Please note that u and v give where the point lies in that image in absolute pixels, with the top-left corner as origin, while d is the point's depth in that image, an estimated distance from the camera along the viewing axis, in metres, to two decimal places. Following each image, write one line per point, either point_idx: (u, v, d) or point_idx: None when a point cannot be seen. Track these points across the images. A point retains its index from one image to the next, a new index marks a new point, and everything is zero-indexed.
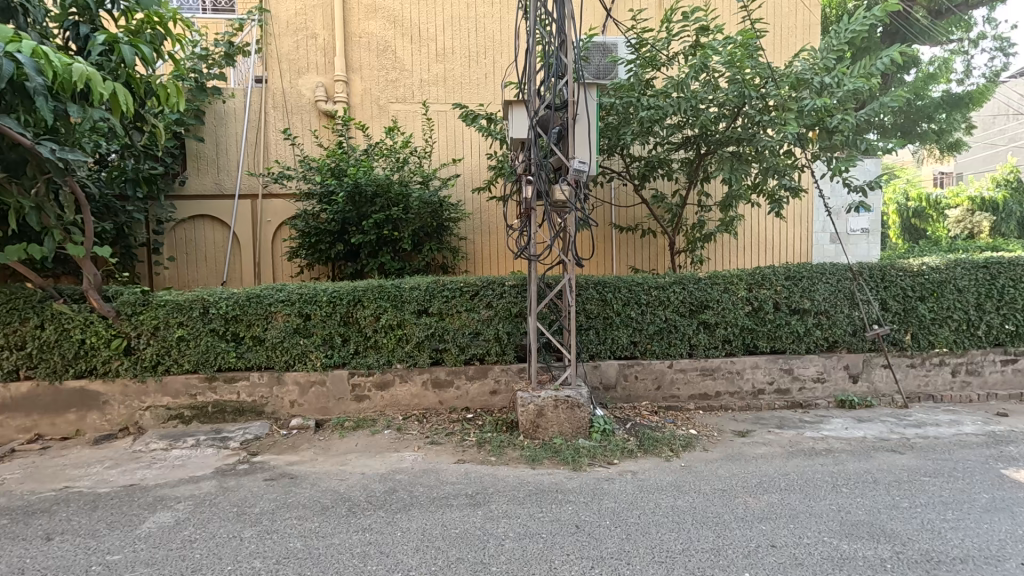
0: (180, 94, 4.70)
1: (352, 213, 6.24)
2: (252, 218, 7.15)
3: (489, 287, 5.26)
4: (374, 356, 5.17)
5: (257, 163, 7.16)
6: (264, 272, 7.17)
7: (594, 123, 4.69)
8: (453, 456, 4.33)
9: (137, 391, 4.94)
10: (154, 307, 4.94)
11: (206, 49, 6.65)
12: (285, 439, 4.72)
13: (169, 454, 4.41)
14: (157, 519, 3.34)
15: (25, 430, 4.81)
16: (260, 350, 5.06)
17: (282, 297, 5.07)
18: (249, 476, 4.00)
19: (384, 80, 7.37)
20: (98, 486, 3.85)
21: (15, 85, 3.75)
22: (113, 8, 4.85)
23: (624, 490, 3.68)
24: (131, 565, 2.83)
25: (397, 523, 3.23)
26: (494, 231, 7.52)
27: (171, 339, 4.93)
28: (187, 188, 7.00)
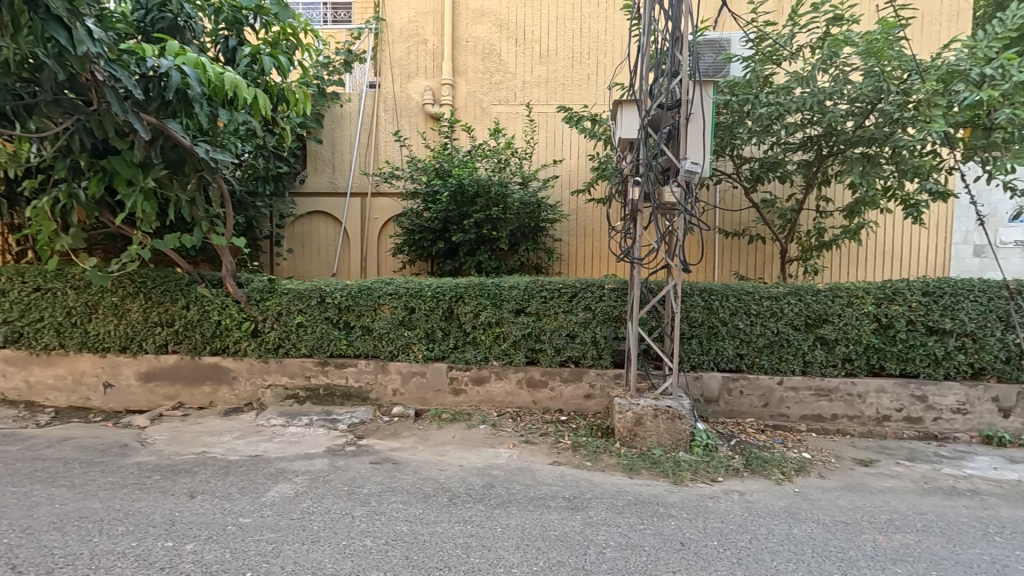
0: (308, 99, 5.08)
1: (454, 212, 6.41)
2: (361, 215, 7.60)
3: (588, 289, 5.17)
4: (471, 352, 5.29)
5: (368, 162, 7.59)
6: (370, 266, 7.61)
7: (709, 122, 4.45)
8: (549, 457, 4.32)
9: (261, 370, 5.42)
10: (279, 294, 5.39)
11: (328, 57, 7.08)
12: (388, 425, 4.97)
13: (286, 430, 4.80)
14: (280, 489, 3.64)
15: (170, 398, 5.45)
16: (368, 339, 5.36)
17: (390, 290, 5.31)
18: (357, 457, 4.24)
19: (488, 82, 7.54)
20: (229, 454, 4.27)
21: (179, 95, 4.24)
22: (256, 21, 5.33)
23: (731, 511, 3.47)
24: (260, 529, 3.09)
25: (496, 519, 3.26)
26: (590, 233, 7.42)
27: (292, 324, 5.35)
28: (306, 186, 7.58)
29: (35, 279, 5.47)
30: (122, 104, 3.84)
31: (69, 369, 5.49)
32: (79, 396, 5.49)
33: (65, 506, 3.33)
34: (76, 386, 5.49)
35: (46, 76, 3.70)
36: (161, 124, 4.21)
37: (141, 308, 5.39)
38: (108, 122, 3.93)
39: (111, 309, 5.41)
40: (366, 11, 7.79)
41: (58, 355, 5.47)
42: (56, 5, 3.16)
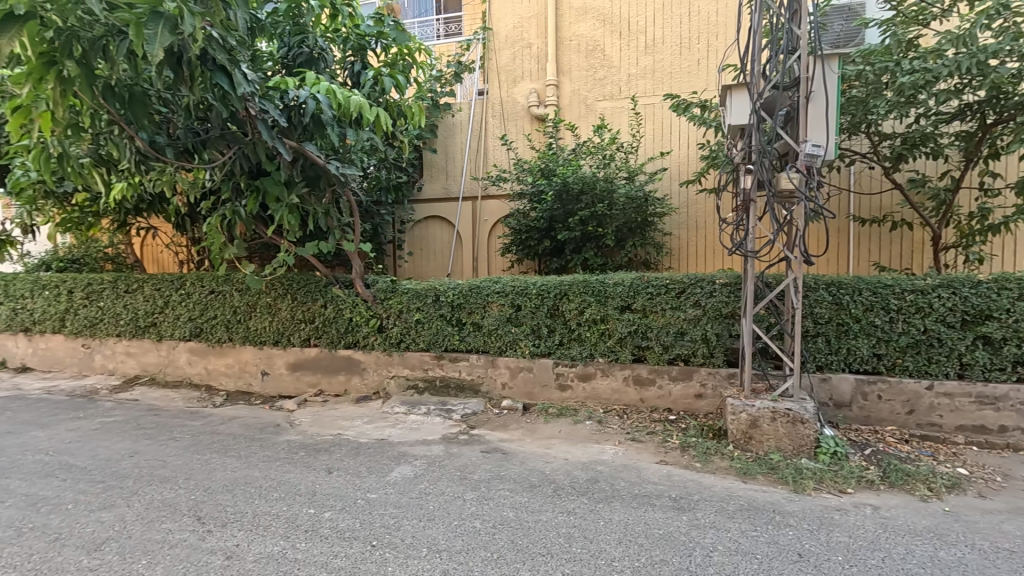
0: (422, 112, 5.52)
1: (559, 210, 6.50)
2: (472, 218, 7.97)
3: (697, 285, 4.97)
4: (577, 349, 5.35)
5: (477, 167, 7.95)
6: (481, 266, 7.97)
7: (835, 99, 4.05)
8: (655, 456, 4.24)
9: (386, 363, 5.96)
10: (400, 293, 5.89)
11: (441, 71, 7.62)
12: (497, 417, 5.21)
13: (408, 418, 5.26)
14: (402, 470, 4.01)
15: (313, 385, 6.22)
16: (479, 335, 5.66)
17: (498, 289, 5.55)
18: (469, 446, 4.52)
19: (593, 79, 7.52)
20: (359, 436, 4.79)
21: (315, 119, 4.85)
22: (377, 46, 5.89)
23: (861, 526, 3.16)
24: (384, 504, 3.46)
25: (599, 513, 3.30)
26: (703, 226, 7.08)
27: (411, 321, 5.82)
28: (423, 193, 8.15)
29: (211, 284, 6.57)
30: (271, 132, 4.46)
31: (236, 358, 6.51)
32: (243, 382, 6.48)
33: (234, 473, 4.00)
34: (241, 373, 6.49)
35: (215, 115, 4.41)
36: (301, 147, 4.84)
37: (289, 307, 6.22)
38: (260, 148, 4.59)
39: (266, 308, 6.31)
40: (474, 23, 8.18)
41: (228, 347, 6.52)
42: (221, 56, 3.77)
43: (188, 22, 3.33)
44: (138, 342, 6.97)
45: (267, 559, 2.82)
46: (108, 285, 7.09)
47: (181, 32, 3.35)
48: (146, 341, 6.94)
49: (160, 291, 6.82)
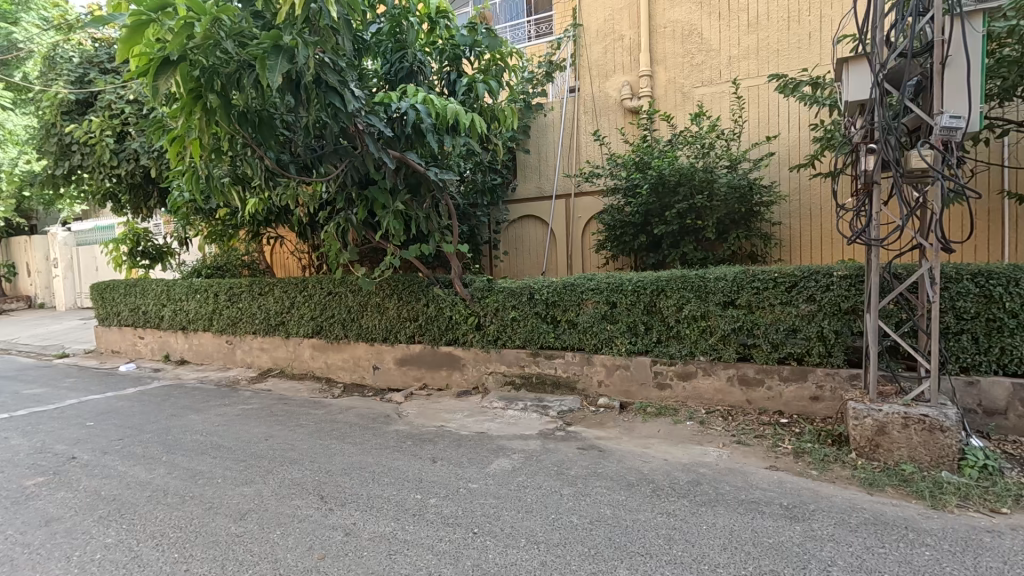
0: (515, 114, 5.67)
1: (655, 204, 6.30)
2: (565, 215, 7.96)
3: (811, 278, 4.58)
4: (676, 346, 5.16)
5: (570, 165, 7.92)
6: (575, 263, 7.94)
7: (978, 62, 3.54)
8: (763, 461, 3.99)
9: (484, 359, 6.15)
10: (496, 292, 6.05)
11: (532, 73, 7.76)
12: (594, 415, 5.19)
13: (506, 412, 5.41)
14: (501, 463, 4.15)
15: (418, 379, 6.60)
16: (574, 332, 5.65)
17: (592, 286, 5.51)
18: (565, 442, 4.55)
19: (689, 65, 7.19)
20: (460, 429, 5.01)
21: (416, 130, 5.15)
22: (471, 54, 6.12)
23: (1019, 551, 2.74)
24: (484, 494, 3.60)
25: (702, 516, 3.18)
26: (817, 213, 6.50)
27: (508, 319, 5.96)
28: (517, 193, 8.30)
29: (329, 286, 7.21)
30: (377, 145, 4.83)
31: (351, 354, 7.09)
32: (357, 375, 7.05)
33: (350, 458, 4.38)
34: (356, 366, 7.07)
35: (329, 132, 4.84)
36: (404, 156, 5.18)
37: (396, 306, 6.65)
38: (368, 161, 4.98)
39: (376, 307, 6.80)
40: (564, 20, 8.16)
41: (345, 343, 7.12)
42: (332, 78, 4.15)
43: (303, 50, 3.70)
44: (270, 338, 7.84)
45: (380, 538, 3.07)
46: (245, 289, 8.05)
47: (298, 60, 3.73)
48: (276, 338, 7.79)
49: (287, 293, 7.62)
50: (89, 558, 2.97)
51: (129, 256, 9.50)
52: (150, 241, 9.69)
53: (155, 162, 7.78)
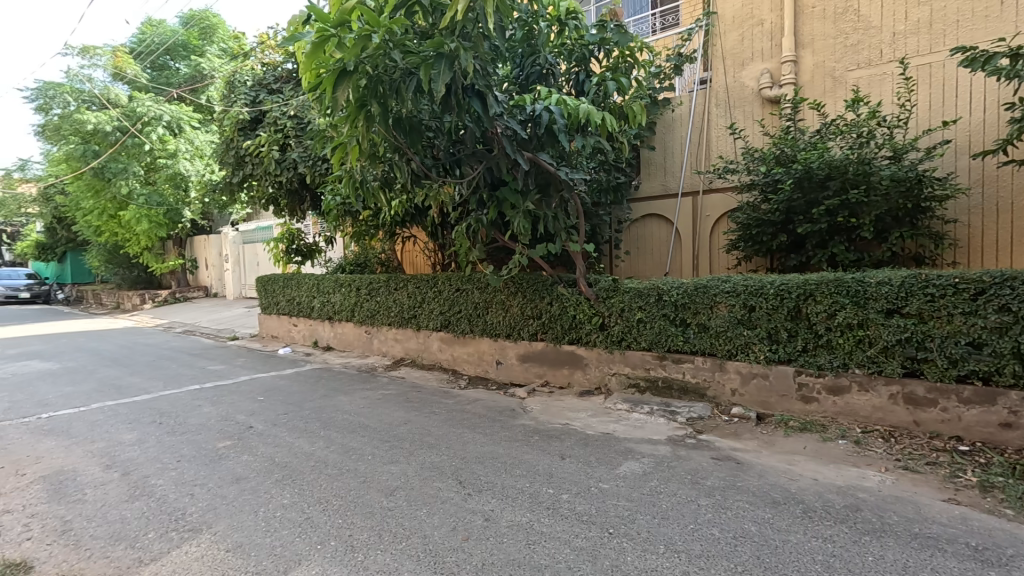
0: (644, 112, 5.50)
1: (799, 201, 5.80)
2: (692, 213, 7.61)
3: (1004, 285, 3.93)
4: (826, 357, 4.71)
5: (699, 161, 7.54)
6: (703, 264, 7.57)
7: None
8: (939, 492, 3.49)
9: (607, 360, 6.09)
10: (621, 292, 5.95)
11: (660, 67, 7.40)
12: (728, 424, 4.91)
13: (631, 415, 5.32)
14: (630, 466, 4.09)
15: (540, 376, 6.72)
16: (705, 337, 5.39)
17: (727, 288, 5.22)
18: (698, 450, 4.36)
19: (843, 46, 6.51)
20: (585, 428, 5.02)
21: (548, 131, 5.25)
22: (599, 51, 6.09)
23: None
24: (616, 495, 3.58)
25: (866, 546, 2.88)
26: (1006, 209, 5.56)
27: (633, 320, 5.84)
28: (640, 192, 8.09)
29: (457, 283, 7.61)
30: (513, 146, 5.01)
31: (476, 348, 7.42)
32: (481, 368, 7.36)
33: (482, 447, 4.59)
34: (480, 360, 7.38)
35: (468, 136, 5.12)
36: (536, 157, 5.31)
37: (520, 303, 6.83)
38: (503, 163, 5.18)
39: (501, 305, 7.04)
40: (693, 9, 7.83)
41: (470, 337, 7.47)
42: (477, 83, 4.39)
43: (461, 54, 3.98)
44: (403, 330, 8.47)
45: (518, 527, 3.18)
46: (382, 283, 8.77)
47: (455, 65, 4.03)
48: (408, 330, 8.40)
49: (418, 289, 8.17)
50: (273, 514, 3.43)
51: (286, 254, 10.77)
52: (302, 240, 10.90)
53: (310, 170, 8.77)
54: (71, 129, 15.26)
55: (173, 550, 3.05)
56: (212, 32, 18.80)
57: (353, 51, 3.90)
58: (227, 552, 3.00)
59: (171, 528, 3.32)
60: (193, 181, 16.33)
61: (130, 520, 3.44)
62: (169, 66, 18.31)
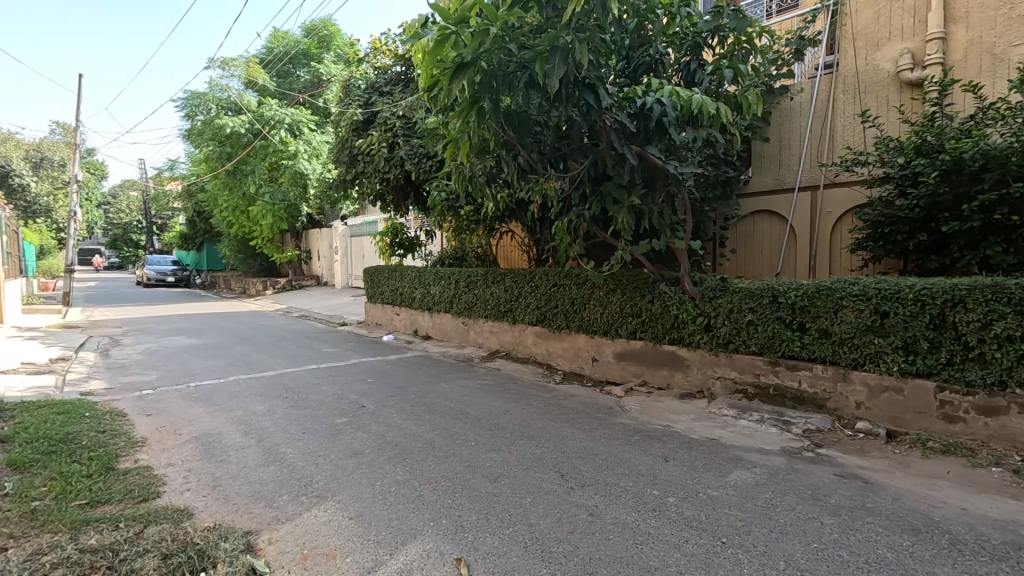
0: (760, 101, 5.10)
1: (946, 195, 5.15)
2: (811, 209, 7.04)
3: None
4: (977, 372, 4.15)
5: (821, 153, 6.91)
6: (821, 265, 6.98)
7: None
8: None
9: (712, 362, 5.83)
10: (731, 292, 5.65)
11: (778, 52, 6.85)
12: (852, 440, 4.50)
13: (739, 422, 5.04)
14: (741, 475, 3.88)
15: (638, 375, 6.56)
16: (826, 343, 4.97)
17: (855, 291, 4.77)
18: (818, 465, 4.04)
19: (1007, 17, 5.68)
20: (689, 432, 4.84)
21: (658, 124, 5.10)
22: (712, 38, 5.78)
23: None
24: (727, 504, 3.41)
25: None
26: None
27: (742, 322, 5.52)
28: (751, 186, 7.61)
29: (555, 278, 7.64)
30: (621, 139, 4.94)
31: (572, 344, 7.41)
32: (577, 364, 7.33)
33: (582, 442, 4.57)
34: (575, 356, 7.36)
35: (576, 131, 5.14)
36: (643, 151, 5.20)
37: (619, 301, 6.72)
38: (610, 157, 5.14)
39: (599, 301, 6.97)
40: None
41: (566, 333, 7.48)
42: (588, 76, 4.43)
43: (576, 48, 4.03)
44: (499, 323, 8.66)
45: (624, 526, 3.14)
46: (480, 277, 9.01)
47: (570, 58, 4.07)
48: (504, 323, 8.57)
49: (516, 283, 8.31)
50: (388, 489, 3.67)
51: (390, 247, 11.40)
52: (405, 235, 11.47)
53: (416, 167, 9.20)
54: (212, 133, 17.21)
55: (304, 512, 3.36)
56: (330, 41, 20.31)
57: (471, 46, 4.04)
58: (351, 519, 3.25)
59: (301, 492, 3.66)
60: (310, 179, 17.78)
61: (267, 482, 3.84)
62: (291, 74, 20.02)
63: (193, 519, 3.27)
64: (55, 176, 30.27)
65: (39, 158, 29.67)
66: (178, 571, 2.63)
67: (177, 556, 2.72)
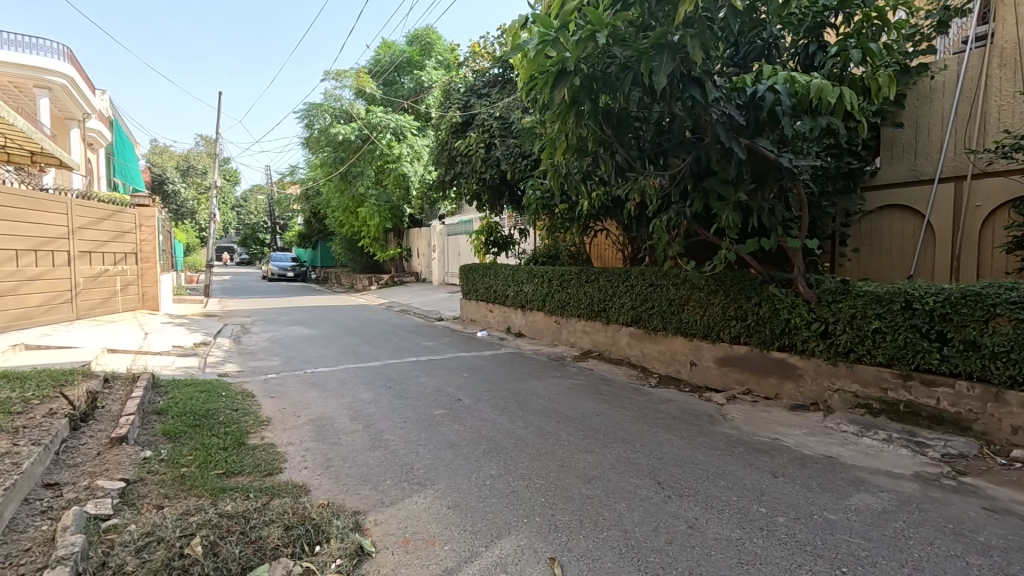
0: (893, 83, 4.52)
1: None
2: (955, 204, 6.17)
3: None
4: None
5: (970, 138, 6.03)
6: (966, 267, 6.10)
7: None
8: None
9: (829, 372, 5.32)
10: (853, 297, 5.12)
11: (915, 26, 6.17)
12: (1005, 470, 3.88)
13: (861, 440, 4.55)
14: (864, 499, 3.49)
15: (741, 383, 6.17)
16: (973, 357, 4.33)
17: (1014, 298, 4.11)
18: (961, 496, 3.54)
19: None
20: (801, 447, 4.46)
21: (770, 114, 4.76)
22: (836, 16, 5.27)
23: None
24: (848, 530, 3.09)
25: None
26: None
27: (867, 330, 4.97)
28: (879, 179, 6.82)
29: (652, 277, 7.40)
30: (729, 133, 4.67)
31: (669, 347, 7.13)
32: (673, 368, 7.05)
33: (679, 450, 4.38)
34: (672, 360, 7.08)
35: (679, 125, 4.93)
36: (754, 144, 4.87)
37: (721, 303, 6.35)
38: (717, 151, 4.89)
39: (699, 302, 6.64)
40: None
41: (663, 334, 7.21)
42: (696, 71, 4.22)
43: (687, 43, 3.86)
44: (592, 322, 8.56)
45: (727, 543, 2.95)
46: (574, 276, 8.95)
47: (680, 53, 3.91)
48: (598, 323, 8.45)
49: (611, 282, 8.15)
50: (484, 482, 3.76)
51: (485, 245, 11.67)
52: (500, 233, 11.69)
53: (513, 167, 9.33)
54: (327, 140, 18.70)
55: (406, 498, 3.54)
56: (432, 47, 21.18)
57: (573, 51, 4.00)
58: (448, 509, 3.37)
59: (403, 479, 3.86)
60: (412, 180, 18.73)
61: (373, 466, 4.10)
62: (397, 81, 21.19)
63: (309, 495, 3.57)
64: (200, 182, 35.05)
65: (187, 166, 34.19)
66: (299, 542, 2.88)
67: (297, 529, 2.99)
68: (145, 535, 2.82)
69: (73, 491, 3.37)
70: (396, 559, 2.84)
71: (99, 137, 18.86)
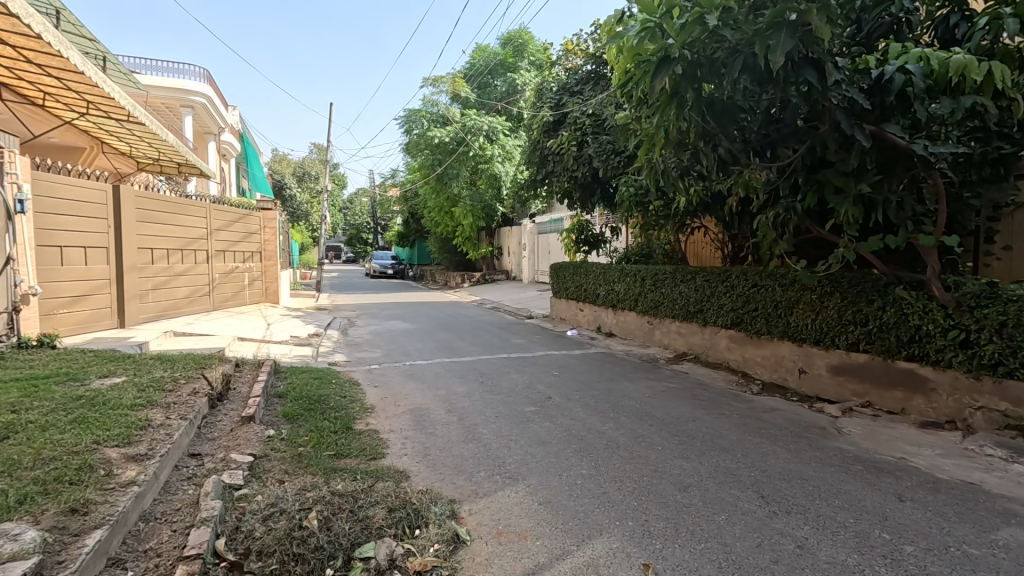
0: None
1: None
2: None
3: None
4: None
5: None
6: None
7: None
8: None
9: (969, 388, 4.68)
10: (1003, 301, 4.47)
11: None
12: None
13: (1011, 467, 3.96)
14: (1015, 535, 3.04)
15: (859, 394, 5.61)
16: None
17: None
18: None
19: None
20: (934, 470, 3.96)
21: (901, 98, 4.29)
22: None
23: None
24: (994, 569, 2.70)
25: None
26: None
27: (1020, 340, 4.31)
28: None
29: (754, 278, 6.96)
30: (851, 120, 4.29)
31: (774, 352, 6.66)
32: (779, 375, 6.57)
33: (786, 463, 4.08)
34: (777, 366, 6.61)
35: (792, 112, 4.61)
36: (881, 131, 4.43)
37: (836, 306, 5.80)
38: (836, 140, 4.53)
39: (810, 305, 6.13)
40: None
41: (767, 339, 6.75)
42: (815, 51, 3.93)
43: (809, 21, 3.59)
44: (688, 324, 8.21)
45: (842, 568, 2.71)
46: (669, 275, 8.64)
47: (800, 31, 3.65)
48: (694, 324, 8.10)
49: (709, 282, 7.77)
50: (574, 481, 3.75)
51: (575, 244, 11.59)
52: (591, 232, 11.57)
53: (605, 164, 9.19)
54: (424, 144, 19.57)
55: (499, 491, 3.63)
56: (524, 48, 21.42)
57: (678, 38, 3.88)
58: (539, 505, 3.41)
59: (496, 472, 3.96)
60: (504, 180, 19.12)
61: (467, 457, 4.25)
62: (490, 84, 21.68)
63: (409, 481, 3.78)
64: (313, 187, 38.40)
65: (302, 172, 37.63)
66: (401, 525, 3.06)
67: (399, 511, 3.17)
68: (271, 505, 3.13)
69: (213, 462, 3.85)
70: (489, 549, 2.93)
71: (231, 148, 21.30)
